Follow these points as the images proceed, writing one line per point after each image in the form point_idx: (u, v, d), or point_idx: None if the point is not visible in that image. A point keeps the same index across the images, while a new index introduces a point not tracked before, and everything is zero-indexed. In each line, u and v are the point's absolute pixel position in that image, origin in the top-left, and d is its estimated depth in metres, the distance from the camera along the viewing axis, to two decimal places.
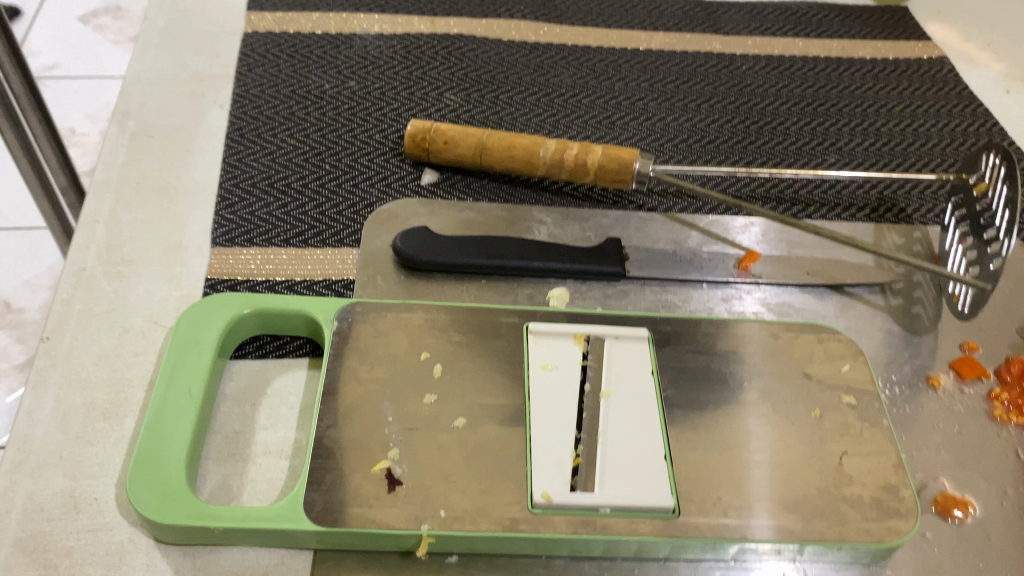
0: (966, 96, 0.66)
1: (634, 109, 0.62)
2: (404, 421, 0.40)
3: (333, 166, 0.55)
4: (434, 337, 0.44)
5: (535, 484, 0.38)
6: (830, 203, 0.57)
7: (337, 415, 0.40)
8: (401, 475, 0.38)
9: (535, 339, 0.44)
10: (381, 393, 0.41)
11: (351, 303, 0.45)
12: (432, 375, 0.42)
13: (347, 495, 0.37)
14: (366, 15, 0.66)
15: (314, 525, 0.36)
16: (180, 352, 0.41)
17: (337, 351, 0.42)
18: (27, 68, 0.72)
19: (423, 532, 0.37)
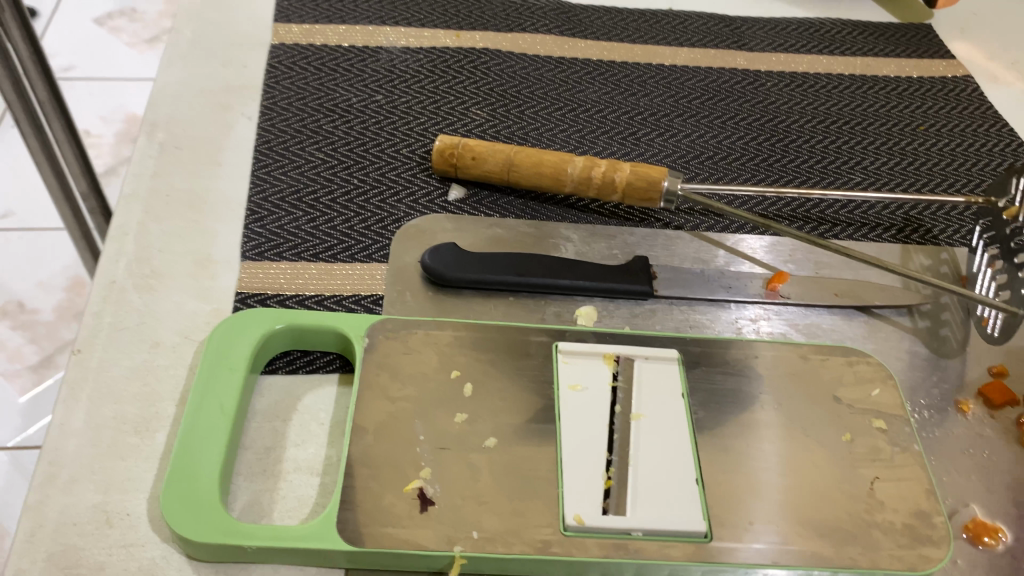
0: (990, 116, 0.66)
1: (659, 125, 0.62)
2: (436, 440, 0.40)
3: (361, 181, 0.55)
4: (465, 355, 0.44)
5: (567, 507, 0.38)
6: (857, 223, 0.56)
7: (369, 434, 0.40)
8: (433, 495, 0.38)
9: (564, 359, 0.44)
10: (413, 411, 0.41)
11: (382, 320, 0.45)
12: (463, 394, 0.42)
13: (381, 515, 0.37)
14: (393, 28, 0.66)
15: (347, 545, 0.36)
16: (212, 366, 0.42)
17: (369, 368, 0.43)
18: (51, 76, 0.71)
19: (456, 554, 0.37)
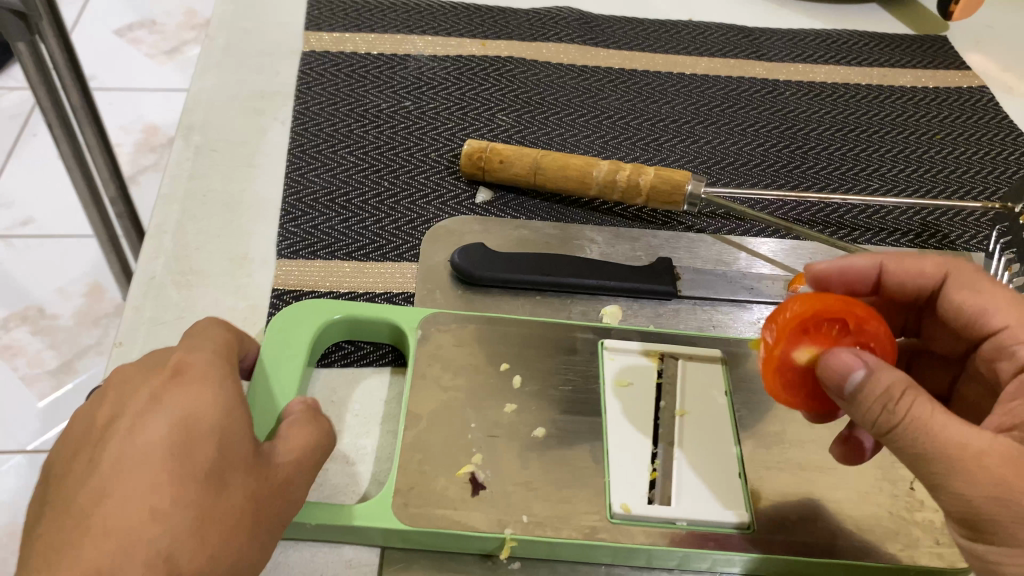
0: (1006, 126, 0.67)
1: (680, 132, 0.63)
2: (486, 430, 0.41)
3: (392, 183, 0.57)
4: (511, 349, 0.45)
5: (614, 495, 0.40)
6: (876, 227, 0.58)
7: (423, 421, 0.41)
8: (485, 480, 0.40)
9: (610, 355, 0.46)
10: (462, 401, 0.43)
11: (433, 314, 0.46)
12: (512, 385, 0.44)
13: (435, 498, 0.39)
14: (420, 37, 0.68)
15: (403, 524, 0.38)
16: (276, 352, 0.43)
17: (421, 360, 0.44)
18: (85, 83, 0.71)
19: (507, 537, 0.38)
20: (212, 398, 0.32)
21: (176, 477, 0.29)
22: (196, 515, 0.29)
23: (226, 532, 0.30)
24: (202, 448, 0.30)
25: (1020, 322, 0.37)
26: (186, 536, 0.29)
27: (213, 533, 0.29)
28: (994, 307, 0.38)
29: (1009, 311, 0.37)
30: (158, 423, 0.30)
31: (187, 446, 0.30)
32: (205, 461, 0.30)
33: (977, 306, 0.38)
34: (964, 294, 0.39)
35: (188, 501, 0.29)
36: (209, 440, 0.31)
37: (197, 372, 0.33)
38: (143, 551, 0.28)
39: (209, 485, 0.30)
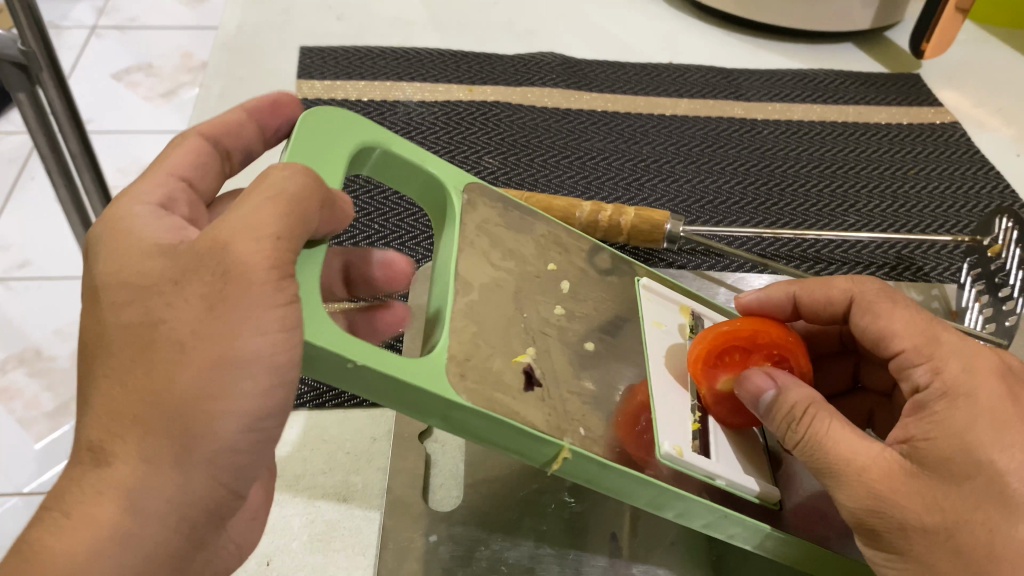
0: (978, 160, 0.70)
1: (661, 171, 0.65)
2: (538, 323, 0.38)
3: (391, 227, 0.60)
4: (558, 252, 0.43)
5: (664, 436, 0.37)
6: (851, 261, 0.59)
7: (475, 291, 0.37)
8: (538, 378, 0.36)
9: (646, 292, 0.44)
10: (512, 285, 0.38)
11: (479, 185, 0.42)
12: (560, 288, 0.41)
13: (491, 379, 0.34)
14: (409, 83, 0.70)
15: (467, 402, 0.32)
16: (315, 142, 0.35)
17: (468, 228, 0.40)
18: (83, 129, 0.72)
19: (565, 445, 0.34)
20: (125, 245, 0.30)
21: (93, 364, 0.29)
22: (116, 391, 0.28)
23: (153, 393, 0.27)
24: (112, 317, 0.29)
25: (914, 347, 0.35)
26: (108, 421, 0.28)
27: (137, 405, 0.27)
28: (896, 329, 0.36)
29: (904, 336, 0.35)
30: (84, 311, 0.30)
31: (103, 318, 0.29)
32: (114, 330, 0.28)
33: (879, 330, 0.37)
34: (865, 319, 0.37)
35: (103, 384, 0.28)
36: (123, 299, 0.29)
37: (121, 218, 0.31)
38: (80, 452, 0.28)
39: (126, 351, 0.28)
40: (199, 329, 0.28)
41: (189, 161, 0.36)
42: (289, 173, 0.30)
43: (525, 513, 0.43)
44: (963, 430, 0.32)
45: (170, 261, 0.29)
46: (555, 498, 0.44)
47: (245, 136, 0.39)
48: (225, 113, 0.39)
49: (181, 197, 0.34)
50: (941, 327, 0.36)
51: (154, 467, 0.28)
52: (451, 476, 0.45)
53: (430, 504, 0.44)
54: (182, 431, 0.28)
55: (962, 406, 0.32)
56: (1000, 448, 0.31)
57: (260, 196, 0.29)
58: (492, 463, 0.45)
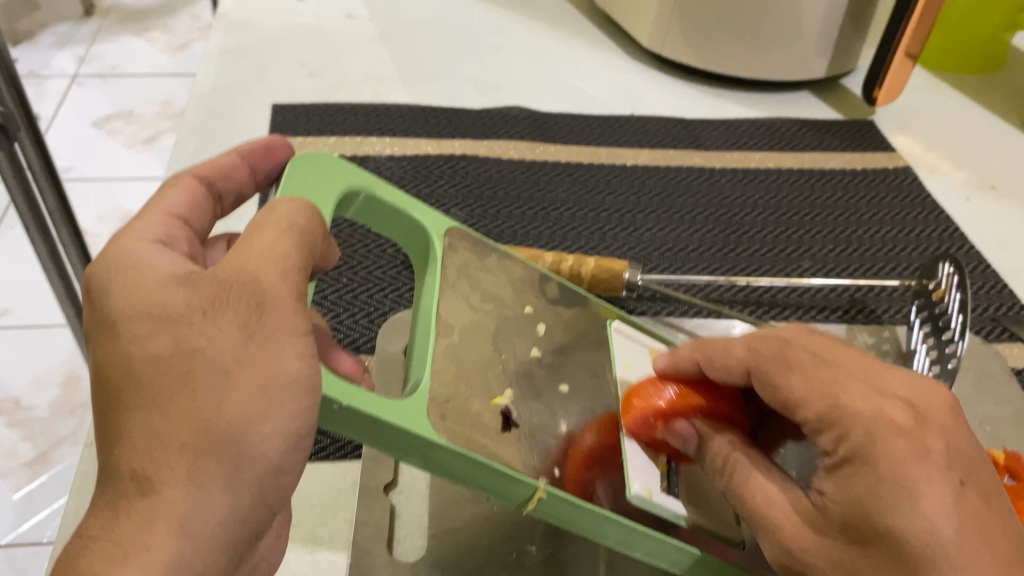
0: (929, 203, 0.72)
1: (622, 220, 0.67)
2: (517, 367, 0.40)
3: (363, 280, 0.60)
4: (535, 296, 0.45)
5: (635, 479, 0.38)
6: (806, 305, 0.61)
7: (455, 333, 0.39)
8: (515, 419, 0.37)
9: (619, 335, 0.45)
10: (492, 326, 0.41)
11: (459, 229, 0.44)
12: (537, 331, 0.42)
13: (472, 420, 0.35)
14: (379, 138, 0.72)
15: (445, 441, 0.33)
16: (312, 177, 0.37)
17: (450, 271, 0.42)
18: (61, 186, 0.74)
19: (541, 486, 0.35)
20: (137, 276, 0.31)
21: (121, 398, 0.29)
22: (157, 420, 0.29)
23: (202, 424, 0.29)
24: (137, 348, 0.30)
25: (819, 416, 0.34)
26: (150, 449, 0.28)
27: (186, 432, 0.29)
28: (798, 397, 0.35)
29: (808, 404, 0.34)
30: (101, 349, 0.30)
31: (127, 352, 0.30)
32: (142, 363, 0.29)
33: (786, 397, 0.35)
34: (771, 385, 0.36)
35: (139, 414, 0.29)
36: (146, 330, 0.30)
37: (127, 254, 0.32)
38: (119, 484, 0.29)
39: (163, 381, 0.29)
40: (241, 355, 0.30)
41: (186, 201, 0.38)
42: (289, 205, 0.34)
43: (488, 563, 0.44)
44: (865, 499, 0.31)
45: (191, 291, 0.31)
46: (517, 546, 0.45)
47: (239, 179, 0.41)
48: (219, 156, 0.41)
49: (180, 236, 0.36)
50: (848, 385, 0.34)
51: (205, 491, 0.29)
52: (415, 526, 0.46)
53: (394, 555, 0.45)
54: (231, 455, 0.29)
55: (865, 474, 0.31)
56: (901, 515, 0.30)
57: (277, 228, 0.33)
58: (459, 512, 0.47)
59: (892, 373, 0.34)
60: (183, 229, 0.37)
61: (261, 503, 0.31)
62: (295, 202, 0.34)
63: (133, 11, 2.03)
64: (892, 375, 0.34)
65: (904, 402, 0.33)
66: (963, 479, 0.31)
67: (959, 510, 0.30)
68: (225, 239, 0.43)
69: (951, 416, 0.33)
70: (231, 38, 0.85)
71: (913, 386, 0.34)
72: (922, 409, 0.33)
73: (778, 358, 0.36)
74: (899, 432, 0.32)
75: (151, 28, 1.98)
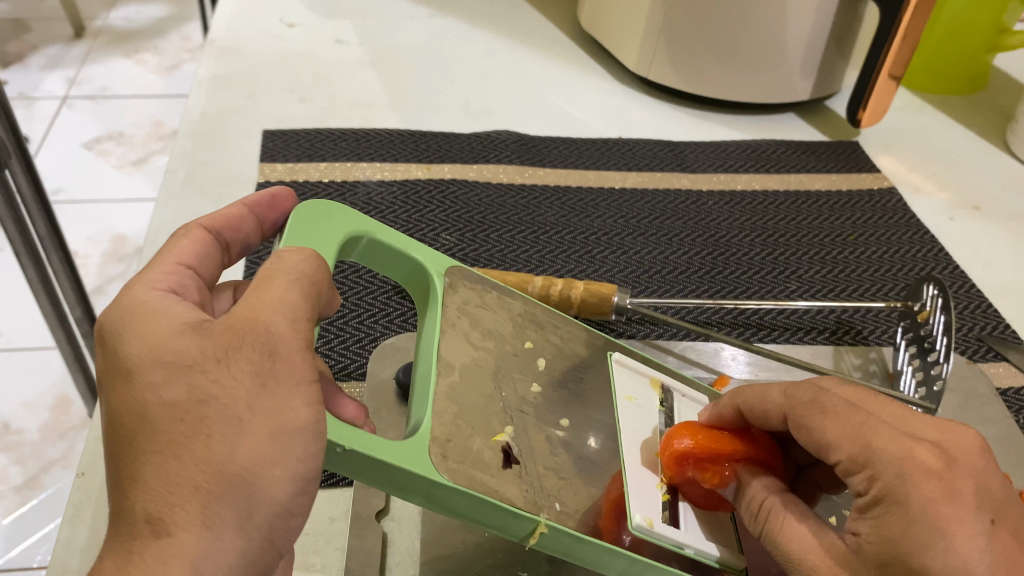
0: (914, 224, 0.73)
1: (611, 244, 0.68)
2: (517, 402, 0.40)
3: (354, 305, 0.60)
4: (534, 330, 0.45)
5: (637, 509, 0.39)
6: (794, 327, 0.62)
7: (456, 372, 0.39)
8: (516, 455, 0.37)
9: (618, 368, 0.46)
10: (492, 364, 0.41)
11: (459, 268, 0.44)
12: (536, 365, 0.43)
13: (472, 459, 0.36)
14: (369, 164, 0.73)
15: (446, 479, 0.34)
16: (315, 226, 0.39)
17: (450, 310, 0.42)
18: (52, 213, 0.75)
19: (542, 520, 0.35)
20: (149, 322, 0.32)
21: (136, 442, 0.30)
22: (172, 464, 0.30)
23: (215, 467, 0.30)
24: (153, 395, 0.30)
25: (851, 457, 0.35)
26: (164, 492, 0.30)
27: (200, 476, 0.30)
28: (830, 439, 0.36)
29: (840, 445, 0.35)
30: (112, 392, 0.32)
31: (143, 399, 0.31)
32: (157, 409, 0.30)
33: (816, 438, 0.36)
34: (803, 430, 0.37)
35: (155, 459, 0.30)
36: (160, 378, 0.31)
37: (141, 303, 0.33)
38: (132, 524, 0.30)
39: (177, 427, 0.30)
40: (253, 403, 0.31)
41: (196, 249, 0.38)
42: (296, 255, 0.35)
43: None
44: (900, 537, 0.33)
45: (204, 338, 0.32)
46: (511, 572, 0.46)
47: (246, 229, 0.42)
48: (227, 207, 0.41)
49: (191, 284, 0.37)
50: (880, 427, 0.35)
51: (215, 534, 0.30)
52: (408, 553, 0.46)
53: None
54: (242, 498, 0.30)
55: (899, 512, 0.33)
56: (937, 550, 0.32)
57: (284, 279, 0.34)
58: (450, 538, 0.47)
59: (920, 418, 0.37)
60: (194, 280, 0.37)
61: (270, 542, 0.32)
62: (299, 251, 0.36)
63: (123, 32, 2.03)
64: (920, 420, 0.37)
65: (932, 444, 0.35)
66: (993, 518, 0.33)
67: (991, 545, 0.32)
68: (231, 286, 0.44)
69: (979, 457, 0.35)
70: (221, 63, 0.85)
71: (941, 430, 0.36)
72: (952, 450, 0.35)
73: (813, 403, 0.37)
74: (930, 474, 0.33)
75: (140, 48, 1.99)
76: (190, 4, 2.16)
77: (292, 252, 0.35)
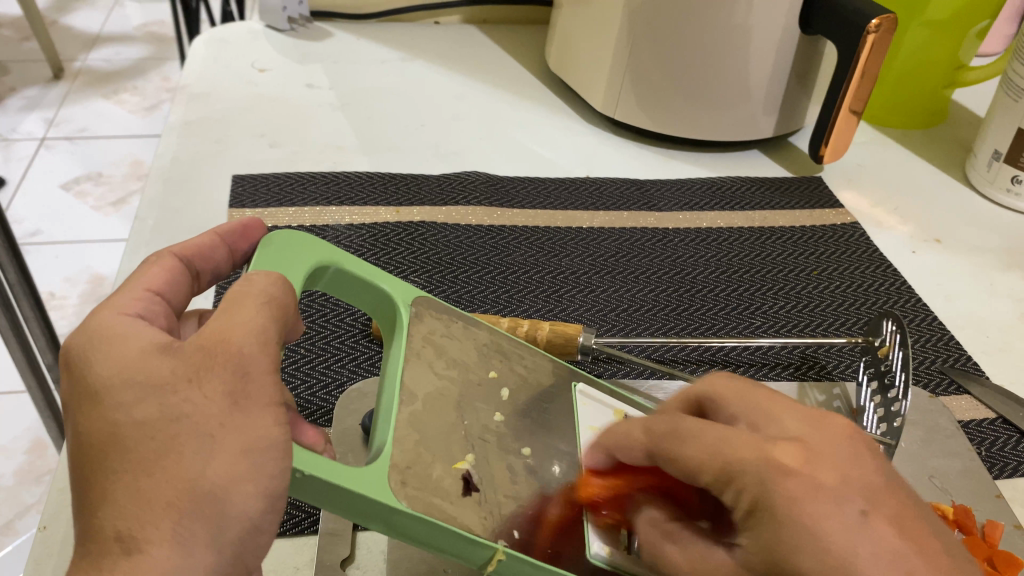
0: (876, 258, 0.75)
1: (578, 283, 0.69)
2: (479, 430, 0.40)
3: (318, 350, 0.60)
4: (500, 360, 0.45)
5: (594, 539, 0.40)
6: (759, 362, 0.63)
7: (419, 401, 0.39)
8: (477, 482, 0.38)
9: (582, 399, 0.47)
10: (455, 393, 0.41)
11: (426, 298, 0.45)
12: (501, 396, 0.43)
13: (433, 485, 0.36)
14: (337, 209, 0.73)
15: (404, 506, 0.34)
16: (277, 256, 0.39)
17: (416, 339, 0.42)
18: (23, 261, 0.74)
19: (500, 548, 0.36)
20: (121, 345, 0.33)
21: (107, 460, 0.31)
22: (143, 483, 0.30)
23: (187, 485, 0.30)
24: (124, 415, 0.31)
25: (718, 476, 0.35)
26: (138, 511, 0.30)
27: (172, 493, 0.30)
28: (695, 463, 0.36)
29: (705, 468, 0.35)
30: (84, 421, 0.32)
31: (113, 418, 0.31)
32: (128, 428, 0.31)
33: (685, 465, 0.36)
34: (668, 461, 0.37)
35: (124, 477, 0.30)
36: (132, 398, 0.31)
37: (109, 326, 0.34)
38: (103, 543, 0.30)
39: (148, 445, 0.30)
40: (225, 421, 0.31)
41: (166, 275, 0.38)
42: (265, 278, 0.36)
43: None
44: (778, 540, 0.33)
45: (176, 361, 0.32)
46: None
47: (217, 258, 0.42)
48: (200, 237, 0.41)
49: (159, 310, 0.37)
50: (739, 440, 0.35)
51: (187, 552, 0.30)
52: None
53: None
54: (214, 516, 0.30)
55: (768, 519, 0.33)
56: (813, 548, 0.32)
57: (255, 302, 0.34)
58: None
59: (786, 412, 0.38)
60: (162, 304, 0.37)
61: (240, 564, 0.32)
62: (269, 274, 0.36)
63: (102, 74, 2.04)
64: (787, 414, 0.37)
65: (797, 442, 0.35)
66: (866, 508, 0.33)
67: (867, 535, 0.32)
68: (196, 313, 0.44)
69: (845, 447, 0.36)
70: (192, 109, 0.86)
71: (807, 424, 0.37)
72: (817, 439, 0.36)
73: (672, 433, 0.37)
74: (790, 472, 0.34)
75: (120, 90, 1.99)
76: (169, 43, 2.17)
77: (258, 275, 0.36)
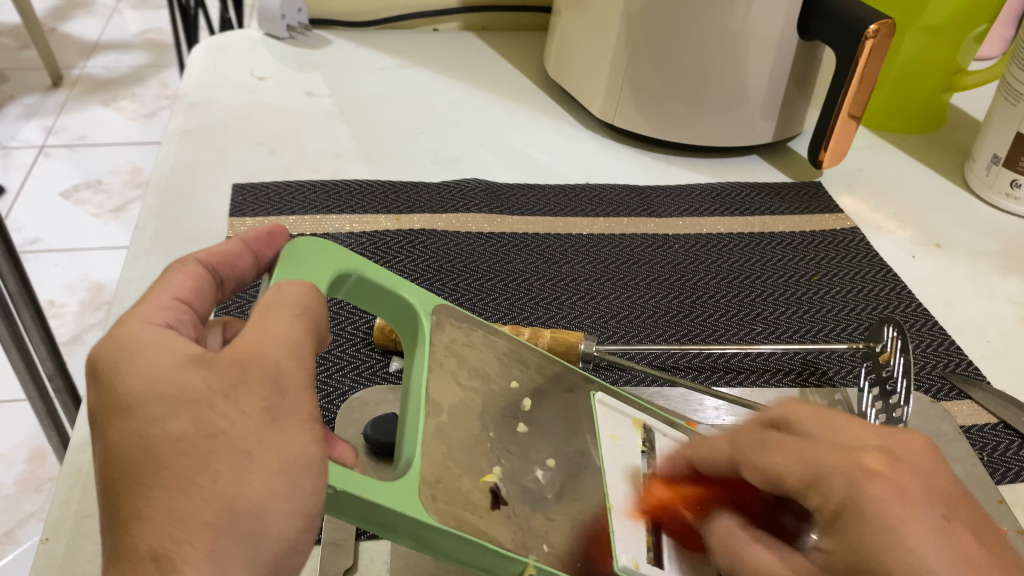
0: (877, 263, 0.75)
1: (579, 290, 0.69)
2: (503, 442, 0.40)
3: (322, 359, 0.60)
4: (520, 368, 0.45)
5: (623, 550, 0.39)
6: (761, 369, 0.62)
7: (445, 412, 0.39)
8: (504, 495, 0.38)
9: (601, 407, 0.46)
10: (479, 404, 0.41)
11: (445, 306, 0.45)
12: (523, 406, 0.43)
13: (461, 499, 0.36)
14: (337, 216, 0.73)
15: (437, 521, 0.34)
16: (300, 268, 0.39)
17: (438, 348, 0.42)
18: (23, 270, 0.74)
19: (530, 562, 0.36)
20: (150, 358, 0.33)
21: (140, 478, 0.30)
22: (179, 500, 0.30)
23: (225, 500, 0.30)
24: (158, 429, 0.31)
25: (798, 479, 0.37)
26: (173, 529, 0.29)
27: (208, 511, 0.30)
28: (783, 471, 0.38)
29: (790, 474, 0.38)
30: (111, 436, 0.32)
31: (146, 433, 0.31)
32: (163, 444, 0.31)
33: (767, 471, 0.39)
34: (751, 468, 0.39)
35: (161, 494, 0.30)
36: (166, 412, 0.31)
37: (137, 336, 0.34)
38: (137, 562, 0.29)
39: (183, 461, 0.30)
40: (261, 438, 0.31)
41: (191, 284, 0.38)
42: (292, 287, 0.37)
43: None
44: (861, 541, 0.34)
45: (210, 374, 0.32)
46: None
47: (241, 266, 0.41)
48: (224, 244, 0.41)
49: (186, 321, 0.37)
50: (822, 450, 0.38)
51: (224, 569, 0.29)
52: None
53: None
54: (250, 533, 0.30)
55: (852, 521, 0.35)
56: (893, 544, 0.34)
57: (289, 315, 0.35)
58: None
59: (866, 427, 0.40)
60: (188, 314, 0.37)
61: None
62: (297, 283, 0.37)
63: (100, 81, 2.05)
64: (861, 429, 0.39)
65: (881, 452, 0.38)
66: (947, 515, 0.36)
67: (948, 537, 0.34)
68: (220, 323, 0.43)
69: (925, 463, 0.38)
70: (192, 118, 0.86)
71: (885, 437, 0.39)
72: (902, 451, 0.38)
73: (757, 443, 0.40)
74: (871, 475, 0.36)
75: (119, 97, 2.00)
76: (168, 50, 2.17)
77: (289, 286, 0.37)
